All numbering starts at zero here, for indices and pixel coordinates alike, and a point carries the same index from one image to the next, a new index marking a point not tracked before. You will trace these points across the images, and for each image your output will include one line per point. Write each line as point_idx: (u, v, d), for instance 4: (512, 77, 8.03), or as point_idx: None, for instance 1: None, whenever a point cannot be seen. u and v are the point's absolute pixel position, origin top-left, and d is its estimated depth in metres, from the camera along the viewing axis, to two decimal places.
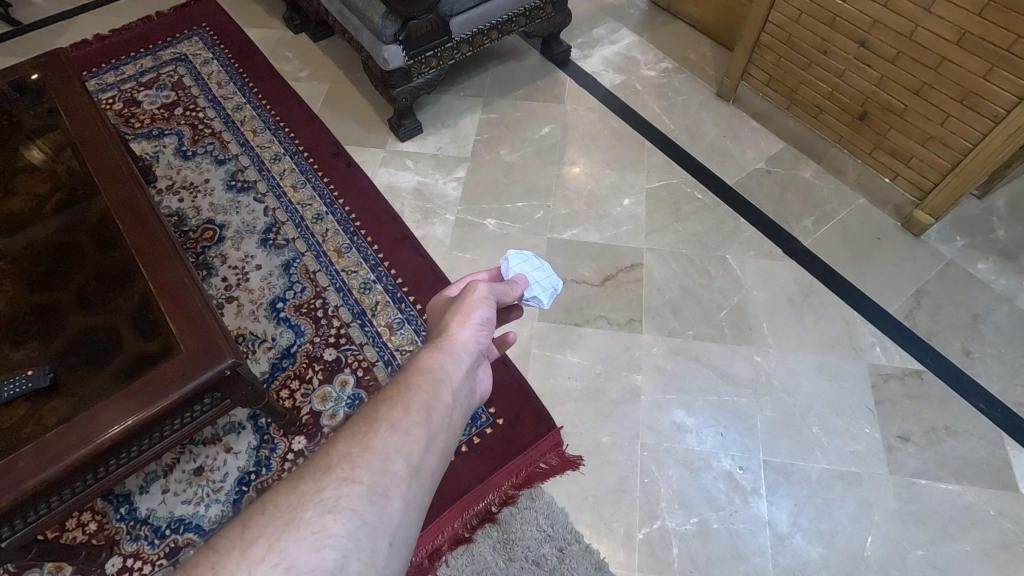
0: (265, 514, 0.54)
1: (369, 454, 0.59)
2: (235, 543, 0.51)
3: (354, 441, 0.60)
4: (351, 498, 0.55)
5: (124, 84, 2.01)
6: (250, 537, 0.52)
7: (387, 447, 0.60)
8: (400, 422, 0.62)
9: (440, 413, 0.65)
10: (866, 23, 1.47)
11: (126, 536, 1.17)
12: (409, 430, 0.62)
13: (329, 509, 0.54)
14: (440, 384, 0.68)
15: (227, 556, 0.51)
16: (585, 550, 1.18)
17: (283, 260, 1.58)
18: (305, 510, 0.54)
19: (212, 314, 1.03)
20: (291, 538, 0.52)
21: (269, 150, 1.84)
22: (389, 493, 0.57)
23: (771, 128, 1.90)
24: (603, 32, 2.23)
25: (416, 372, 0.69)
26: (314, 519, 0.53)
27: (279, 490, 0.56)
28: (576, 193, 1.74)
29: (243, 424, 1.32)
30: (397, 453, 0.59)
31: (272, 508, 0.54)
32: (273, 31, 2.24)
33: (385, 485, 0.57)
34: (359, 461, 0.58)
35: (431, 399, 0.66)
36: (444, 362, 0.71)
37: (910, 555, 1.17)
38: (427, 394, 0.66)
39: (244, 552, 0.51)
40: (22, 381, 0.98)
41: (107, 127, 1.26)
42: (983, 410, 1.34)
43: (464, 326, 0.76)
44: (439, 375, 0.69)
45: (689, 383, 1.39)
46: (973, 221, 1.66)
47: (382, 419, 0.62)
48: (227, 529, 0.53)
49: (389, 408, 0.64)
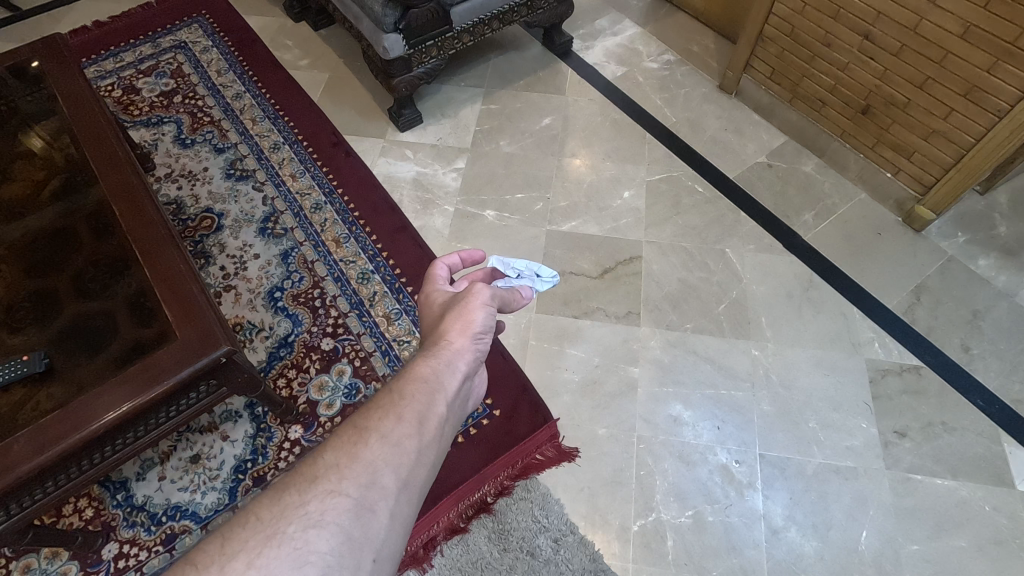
0: (246, 526, 0.54)
1: (358, 465, 0.59)
2: (214, 558, 0.52)
3: (341, 451, 0.60)
4: (337, 512, 0.55)
5: (123, 71, 2.01)
6: (231, 550, 0.52)
7: (376, 459, 0.60)
8: (391, 432, 0.62)
9: (433, 425, 0.66)
10: (871, 16, 1.46)
11: (122, 522, 1.18)
12: (400, 442, 0.62)
13: (313, 523, 0.54)
14: (435, 395, 0.68)
15: (204, 570, 0.51)
16: (580, 541, 1.18)
17: (281, 248, 1.58)
18: (288, 524, 0.54)
19: (208, 302, 1.03)
20: (273, 554, 0.52)
21: (268, 139, 1.83)
22: (375, 508, 0.57)
23: (773, 121, 1.88)
24: (605, 23, 2.21)
25: (411, 382, 0.68)
26: (298, 534, 0.53)
27: (263, 500, 0.56)
28: (576, 185, 1.73)
29: (240, 413, 1.32)
30: (387, 467, 0.60)
31: (256, 520, 0.54)
32: (273, 19, 2.23)
33: (372, 500, 0.57)
34: (346, 473, 0.58)
35: (425, 410, 0.66)
36: (439, 372, 0.70)
37: (904, 550, 1.18)
38: (421, 405, 0.66)
39: (223, 567, 0.51)
40: (16, 366, 0.98)
41: (105, 114, 1.25)
42: (981, 406, 1.34)
43: (463, 335, 0.75)
44: (434, 386, 0.69)
45: (686, 376, 1.39)
46: (974, 217, 1.65)
47: (373, 429, 0.62)
48: (207, 541, 0.53)
49: (382, 417, 0.64)
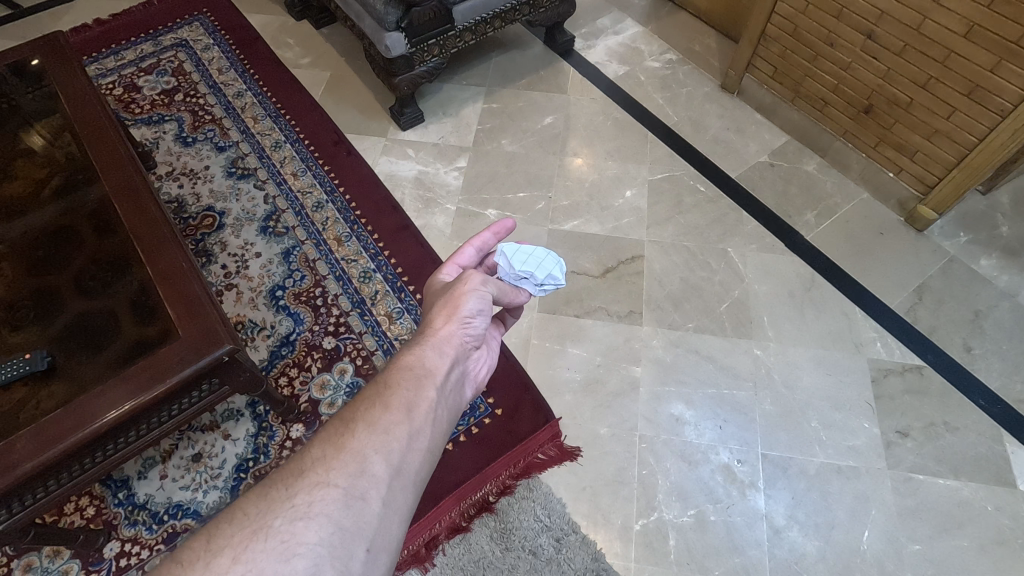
0: (233, 522, 0.54)
1: (346, 455, 0.59)
2: (200, 554, 0.51)
3: (330, 444, 0.60)
4: (325, 503, 0.55)
5: (124, 69, 2.00)
6: (216, 546, 0.52)
7: (364, 448, 0.60)
8: (379, 421, 0.62)
9: (423, 410, 0.66)
10: (874, 15, 1.46)
11: (124, 521, 1.18)
12: (389, 430, 0.62)
13: (300, 515, 0.54)
14: (423, 381, 0.68)
15: (190, 567, 0.50)
16: (582, 540, 1.18)
17: (283, 247, 1.58)
18: (274, 518, 0.54)
19: (211, 300, 1.02)
20: (259, 548, 0.52)
21: (269, 137, 1.83)
22: (366, 496, 0.57)
23: (775, 120, 1.88)
24: (607, 22, 2.21)
25: (396, 370, 0.69)
26: (284, 527, 0.53)
27: (250, 496, 0.56)
28: (577, 184, 1.73)
29: (241, 411, 1.32)
30: (376, 454, 0.60)
31: (240, 516, 0.54)
32: (274, 17, 2.22)
33: (362, 489, 0.57)
34: (334, 464, 0.58)
35: (413, 397, 0.66)
36: (425, 358, 0.71)
37: (906, 550, 1.18)
38: (410, 392, 0.67)
39: (209, 563, 0.51)
40: (19, 364, 0.98)
41: (106, 111, 1.25)
42: (982, 406, 1.34)
43: (450, 320, 0.75)
44: (422, 373, 0.69)
45: (689, 376, 1.39)
46: (976, 217, 1.65)
47: (361, 419, 0.62)
48: (195, 538, 0.53)
49: (369, 407, 0.64)
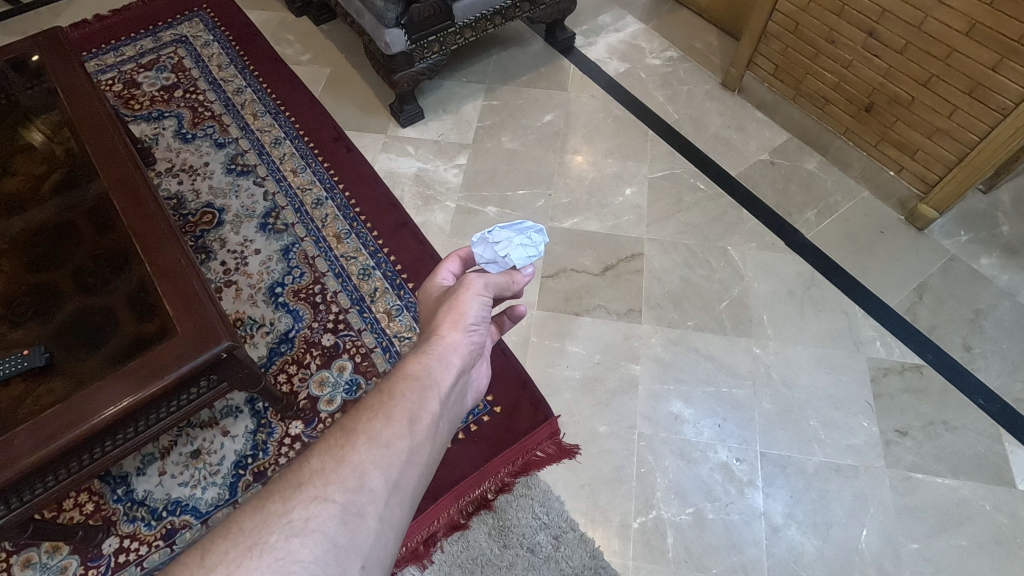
0: (229, 536, 0.54)
1: (345, 468, 0.59)
2: (195, 568, 0.51)
3: (329, 456, 0.60)
4: (322, 519, 0.55)
5: (123, 65, 2.00)
6: (211, 562, 0.52)
7: (364, 461, 0.60)
8: (381, 433, 0.62)
9: (425, 423, 0.66)
10: (876, 13, 1.45)
11: (123, 517, 1.18)
12: (390, 442, 0.62)
13: (296, 531, 0.54)
14: (427, 392, 0.68)
15: None
16: (580, 538, 1.18)
17: (282, 244, 1.58)
18: (270, 533, 0.54)
19: (210, 299, 1.02)
20: (253, 565, 0.51)
21: (269, 134, 1.82)
22: (363, 512, 0.57)
23: (776, 118, 1.87)
24: (608, 18, 2.20)
25: (402, 379, 0.69)
26: (280, 543, 0.53)
27: (246, 509, 0.56)
28: (577, 181, 1.73)
29: (241, 408, 1.32)
30: (375, 469, 0.60)
31: (237, 530, 0.54)
32: (274, 13, 2.22)
33: (360, 504, 0.57)
34: (333, 477, 0.58)
35: (416, 409, 0.66)
36: (431, 368, 0.71)
37: (905, 548, 1.18)
38: (412, 403, 0.66)
39: None
40: (17, 360, 0.98)
41: (105, 108, 1.25)
42: (982, 405, 1.34)
43: (455, 328, 0.75)
44: (426, 383, 0.69)
45: (688, 374, 1.39)
46: (976, 216, 1.65)
47: (362, 430, 0.62)
48: (189, 552, 0.53)
49: (372, 418, 0.64)
